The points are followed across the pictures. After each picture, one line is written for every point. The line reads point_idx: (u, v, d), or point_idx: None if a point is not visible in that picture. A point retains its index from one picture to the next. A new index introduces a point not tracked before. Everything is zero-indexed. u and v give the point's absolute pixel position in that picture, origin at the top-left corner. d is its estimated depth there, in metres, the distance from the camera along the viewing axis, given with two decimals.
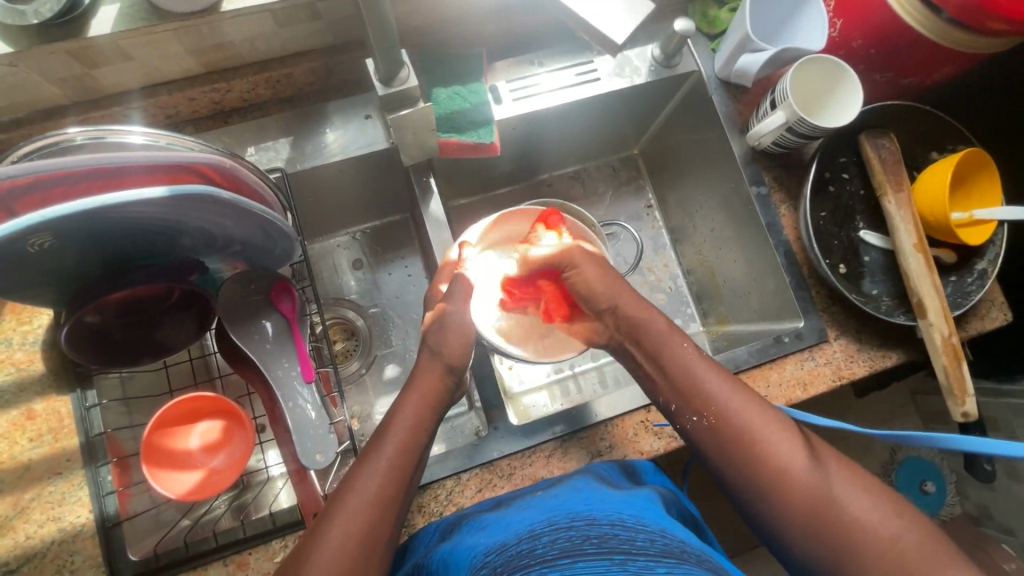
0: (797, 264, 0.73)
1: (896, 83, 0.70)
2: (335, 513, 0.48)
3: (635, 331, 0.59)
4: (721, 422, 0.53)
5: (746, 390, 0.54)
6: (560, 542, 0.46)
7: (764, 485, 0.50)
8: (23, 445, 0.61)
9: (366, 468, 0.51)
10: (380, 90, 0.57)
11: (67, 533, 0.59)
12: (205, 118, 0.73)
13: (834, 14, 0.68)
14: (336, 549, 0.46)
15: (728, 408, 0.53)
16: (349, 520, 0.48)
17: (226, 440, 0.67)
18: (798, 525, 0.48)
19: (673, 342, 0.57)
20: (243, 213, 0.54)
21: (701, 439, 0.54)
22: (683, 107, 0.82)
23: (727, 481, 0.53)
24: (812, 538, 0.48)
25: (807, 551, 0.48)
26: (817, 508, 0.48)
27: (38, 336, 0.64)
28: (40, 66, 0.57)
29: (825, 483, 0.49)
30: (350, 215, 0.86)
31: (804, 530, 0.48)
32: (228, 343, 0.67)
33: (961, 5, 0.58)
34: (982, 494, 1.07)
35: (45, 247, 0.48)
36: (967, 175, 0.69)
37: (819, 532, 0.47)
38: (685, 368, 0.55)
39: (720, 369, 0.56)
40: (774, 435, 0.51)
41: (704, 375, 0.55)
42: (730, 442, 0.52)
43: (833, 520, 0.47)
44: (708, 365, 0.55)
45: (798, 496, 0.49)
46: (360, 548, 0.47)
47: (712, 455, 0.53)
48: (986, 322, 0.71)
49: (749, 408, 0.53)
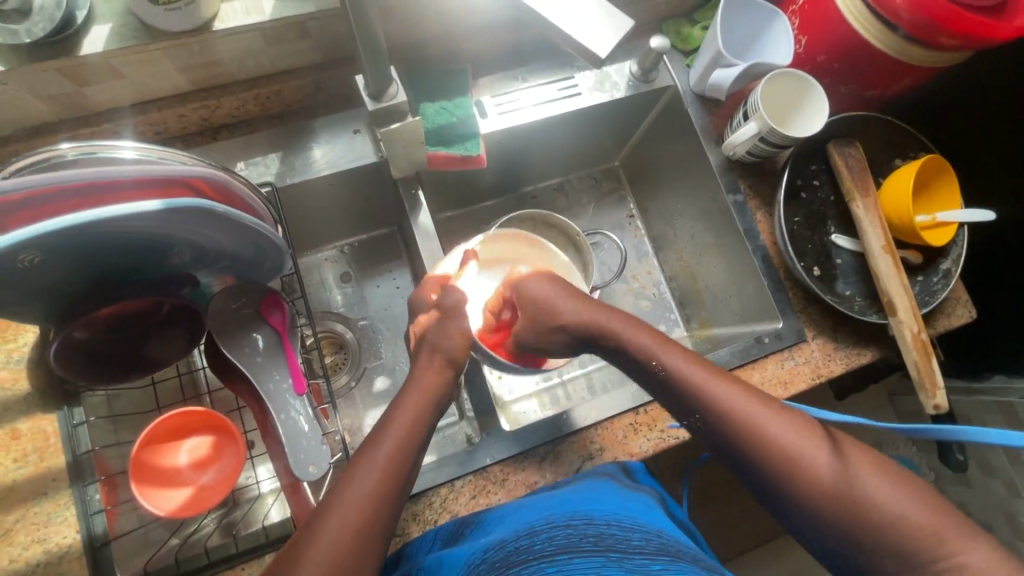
0: (774, 267, 0.76)
1: (859, 95, 0.75)
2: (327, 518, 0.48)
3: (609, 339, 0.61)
4: (672, 375, 0.57)
5: (694, 358, 0.57)
6: (558, 539, 0.47)
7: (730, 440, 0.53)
8: (6, 465, 0.59)
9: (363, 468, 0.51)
10: (369, 105, 0.59)
11: (54, 555, 0.58)
12: (194, 134, 0.74)
13: (798, 31, 0.72)
14: (326, 549, 0.46)
15: (676, 367, 0.57)
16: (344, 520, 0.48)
17: (216, 455, 0.66)
18: (833, 522, 0.49)
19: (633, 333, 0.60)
20: (235, 226, 0.55)
21: (682, 413, 0.57)
22: (661, 120, 0.86)
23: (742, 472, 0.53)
24: (781, 486, 0.51)
25: (775, 499, 0.52)
26: (827, 490, 0.49)
27: (23, 354, 0.63)
28: (30, 84, 0.58)
29: (850, 478, 0.49)
30: (337, 229, 0.87)
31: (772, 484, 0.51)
32: (219, 357, 0.67)
33: (912, 22, 0.62)
34: (959, 491, 1.11)
35: (34, 262, 0.47)
36: (928, 180, 0.73)
37: (807, 499, 0.50)
38: (620, 338, 0.61)
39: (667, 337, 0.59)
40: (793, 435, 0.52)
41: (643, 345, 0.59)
42: (686, 393, 0.56)
43: (844, 498, 0.48)
44: (644, 332, 0.60)
45: (790, 457, 0.51)
46: (352, 541, 0.48)
47: (666, 400, 0.58)
48: (952, 319, 0.75)
49: (695, 367, 0.56)
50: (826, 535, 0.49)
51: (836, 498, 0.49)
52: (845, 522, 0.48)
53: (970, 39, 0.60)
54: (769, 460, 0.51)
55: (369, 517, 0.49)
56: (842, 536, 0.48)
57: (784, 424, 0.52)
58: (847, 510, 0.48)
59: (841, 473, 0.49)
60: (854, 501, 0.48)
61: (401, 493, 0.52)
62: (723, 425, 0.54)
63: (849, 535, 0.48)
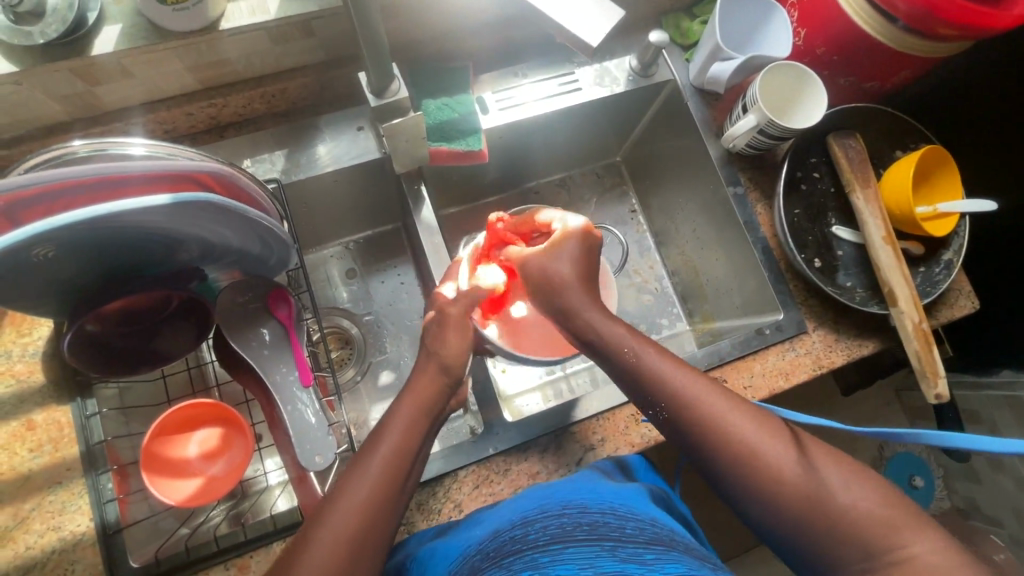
0: (774, 259, 0.76)
1: (859, 87, 0.75)
2: (324, 522, 0.50)
3: (594, 339, 0.59)
4: (643, 366, 0.57)
5: (666, 356, 0.58)
6: (551, 528, 0.48)
7: (699, 437, 0.53)
8: (23, 455, 0.62)
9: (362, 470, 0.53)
10: (372, 102, 0.61)
11: (68, 542, 0.60)
12: (203, 132, 0.75)
13: (797, 24, 0.73)
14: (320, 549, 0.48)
15: (646, 359, 0.57)
16: (337, 520, 0.50)
17: (225, 446, 0.68)
18: (798, 527, 0.49)
19: (603, 321, 0.59)
20: (241, 220, 0.56)
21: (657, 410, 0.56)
22: (662, 115, 0.86)
23: (716, 475, 0.53)
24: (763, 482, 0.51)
25: None
26: (807, 486, 0.49)
27: (39, 348, 0.65)
28: (44, 84, 0.60)
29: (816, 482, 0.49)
30: (342, 226, 0.88)
31: (738, 468, 0.52)
32: (227, 351, 0.69)
33: (909, 13, 0.62)
34: (970, 487, 1.10)
35: (49, 256, 0.49)
36: (929, 171, 0.73)
37: (775, 499, 0.50)
38: (597, 331, 0.59)
39: (632, 328, 0.59)
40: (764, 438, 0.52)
41: (617, 335, 0.59)
42: (654, 385, 0.56)
43: (813, 501, 0.49)
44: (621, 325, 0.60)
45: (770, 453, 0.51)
46: (345, 532, 0.49)
47: (639, 395, 0.58)
48: (954, 310, 0.74)
49: (666, 361, 0.57)
50: (793, 537, 0.49)
51: (800, 500, 0.49)
52: (815, 524, 0.48)
53: (967, 29, 0.60)
54: (739, 460, 0.51)
55: (369, 516, 0.50)
56: (810, 541, 0.48)
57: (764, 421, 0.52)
58: (812, 514, 0.48)
59: (797, 471, 0.50)
60: (818, 504, 0.48)
61: (400, 489, 0.53)
62: (688, 419, 0.54)
63: (818, 540, 0.48)
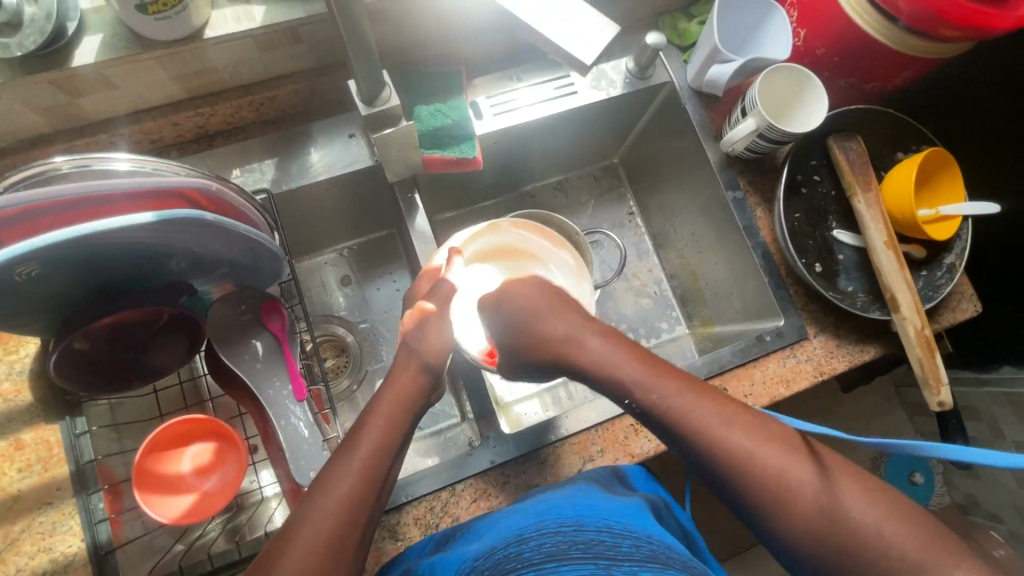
0: (774, 264, 0.75)
1: (861, 88, 0.73)
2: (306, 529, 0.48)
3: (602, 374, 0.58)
4: (651, 408, 0.55)
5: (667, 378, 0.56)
6: (546, 546, 0.47)
7: (718, 476, 0.52)
8: (11, 475, 0.60)
9: (340, 472, 0.51)
10: (363, 110, 0.59)
11: (60, 563, 0.58)
12: (190, 141, 0.74)
13: (797, 24, 0.71)
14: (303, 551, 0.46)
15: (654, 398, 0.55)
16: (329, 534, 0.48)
17: (218, 462, 0.67)
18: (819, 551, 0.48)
19: (604, 348, 0.58)
20: (229, 235, 0.55)
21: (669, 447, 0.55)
22: (659, 117, 0.85)
23: (739, 504, 0.52)
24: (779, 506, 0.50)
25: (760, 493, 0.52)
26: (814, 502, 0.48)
27: (26, 365, 0.64)
28: (24, 95, 0.58)
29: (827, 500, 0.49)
30: (336, 234, 0.87)
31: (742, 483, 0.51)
32: (219, 365, 0.68)
33: (913, 14, 0.61)
34: (970, 484, 1.10)
35: (31, 275, 0.47)
36: (931, 174, 0.72)
37: (789, 514, 0.49)
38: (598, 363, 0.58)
39: (635, 354, 0.58)
40: (780, 460, 0.51)
41: (622, 366, 0.57)
42: (664, 422, 0.54)
43: (826, 519, 0.48)
44: (621, 353, 0.58)
45: (774, 470, 0.50)
46: (329, 545, 0.47)
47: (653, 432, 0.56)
48: (957, 314, 0.74)
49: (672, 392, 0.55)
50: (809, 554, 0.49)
51: (813, 518, 0.48)
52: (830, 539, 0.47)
53: (972, 30, 0.59)
54: (761, 485, 0.50)
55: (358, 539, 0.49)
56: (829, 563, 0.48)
57: (765, 437, 0.52)
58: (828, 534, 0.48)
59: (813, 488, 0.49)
60: (830, 521, 0.48)
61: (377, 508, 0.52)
62: (703, 456, 0.52)
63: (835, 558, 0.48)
